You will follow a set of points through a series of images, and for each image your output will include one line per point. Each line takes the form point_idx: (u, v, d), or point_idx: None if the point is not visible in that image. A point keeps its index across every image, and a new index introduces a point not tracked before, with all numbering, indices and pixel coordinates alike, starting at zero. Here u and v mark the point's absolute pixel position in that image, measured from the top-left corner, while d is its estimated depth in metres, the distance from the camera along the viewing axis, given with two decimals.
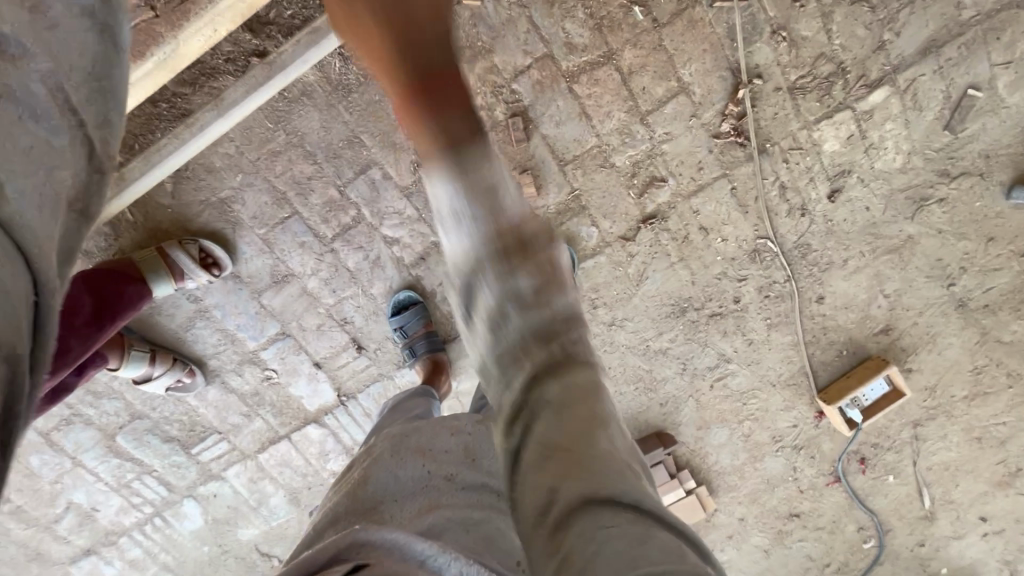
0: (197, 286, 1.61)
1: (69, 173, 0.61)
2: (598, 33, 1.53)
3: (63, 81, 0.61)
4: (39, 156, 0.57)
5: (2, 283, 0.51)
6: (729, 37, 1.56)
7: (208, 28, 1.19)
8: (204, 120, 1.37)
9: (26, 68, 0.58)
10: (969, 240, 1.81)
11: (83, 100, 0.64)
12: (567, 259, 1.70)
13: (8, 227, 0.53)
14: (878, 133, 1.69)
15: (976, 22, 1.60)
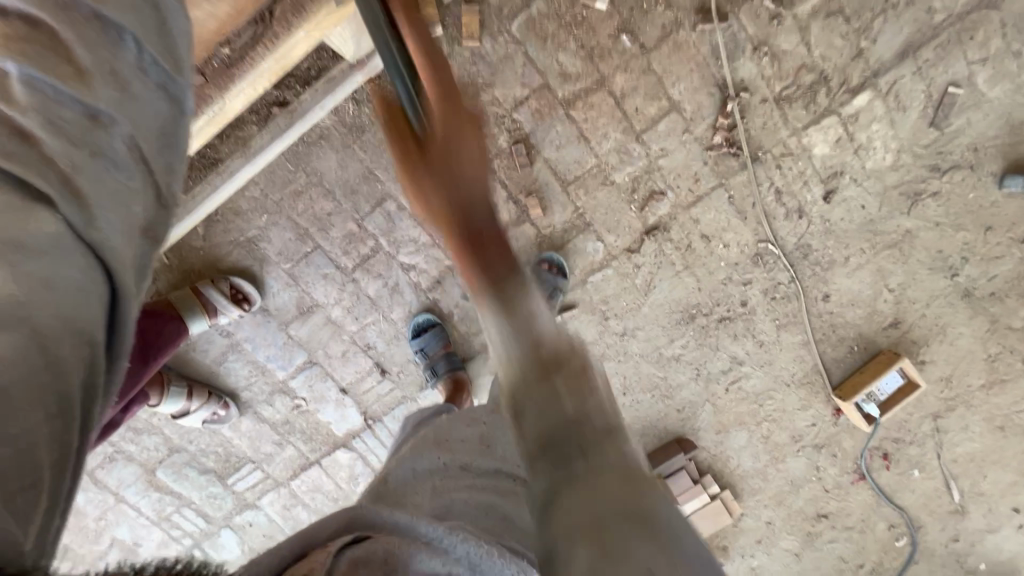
0: (229, 322, 1.71)
1: (140, 208, 0.65)
2: (590, 61, 1.62)
3: (141, 140, 0.65)
4: (120, 196, 0.62)
5: (85, 284, 0.56)
6: (714, 55, 1.64)
7: (249, 88, 1.29)
8: (232, 167, 1.49)
9: (108, 132, 0.63)
10: (967, 230, 1.87)
11: (154, 154, 0.67)
12: (556, 264, 1.76)
13: (93, 246, 0.58)
14: (865, 135, 1.76)
15: (948, 25, 1.68)
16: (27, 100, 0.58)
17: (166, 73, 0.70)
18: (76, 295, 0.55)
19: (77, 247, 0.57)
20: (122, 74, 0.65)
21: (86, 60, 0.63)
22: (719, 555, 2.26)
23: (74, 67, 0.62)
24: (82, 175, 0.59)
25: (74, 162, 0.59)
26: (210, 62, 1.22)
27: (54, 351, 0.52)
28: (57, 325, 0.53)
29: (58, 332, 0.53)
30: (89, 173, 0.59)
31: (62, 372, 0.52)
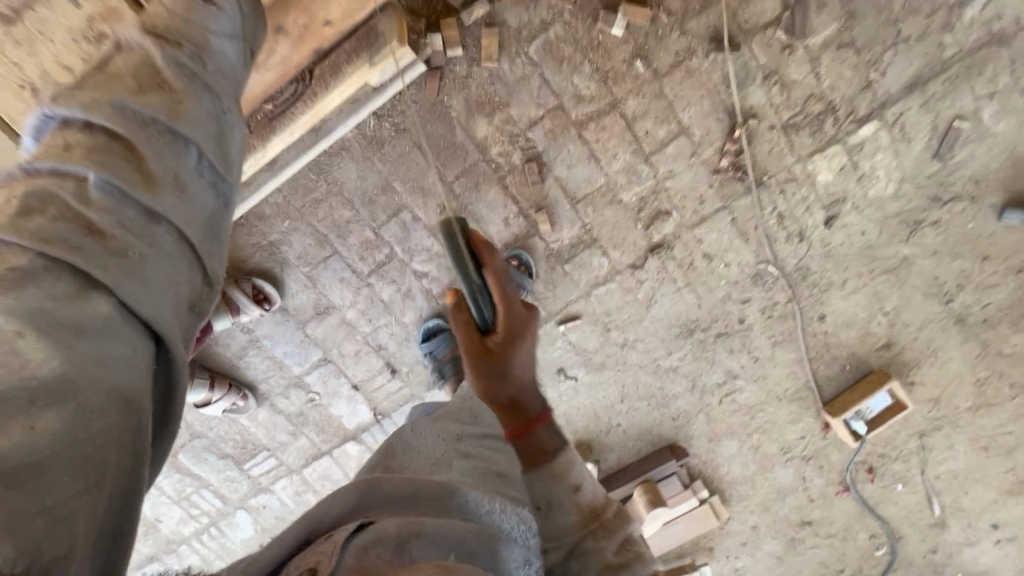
0: (250, 319, 1.81)
1: (188, 288, 0.72)
2: (603, 85, 1.67)
3: (190, 229, 0.73)
4: (173, 280, 0.69)
5: (129, 356, 0.61)
6: (725, 83, 1.69)
7: (285, 137, 1.48)
8: (260, 180, 1.58)
9: (166, 229, 0.70)
10: (963, 259, 1.92)
11: (203, 241, 0.76)
12: (524, 264, 1.84)
13: (147, 322, 0.65)
14: (869, 164, 1.81)
15: (958, 60, 1.71)
16: (99, 202, 0.65)
17: (216, 171, 0.80)
18: (122, 363, 0.60)
19: (125, 322, 0.63)
20: (180, 172, 0.74)
21: (159, 167, 0.72)
22: (704, 554, 2.37)
23: (143, 171, 0.70)
24: (145, 264, 0.66)
25: (141, 253, 0.66)
26: (256, 116, 1.45)
27: (98, 423, 0.56)
28: (101, 397, 0.57)
29: (100, 402, 0.56)
30: (150, 263, 0.67)
31: (107, 439, 0.56)
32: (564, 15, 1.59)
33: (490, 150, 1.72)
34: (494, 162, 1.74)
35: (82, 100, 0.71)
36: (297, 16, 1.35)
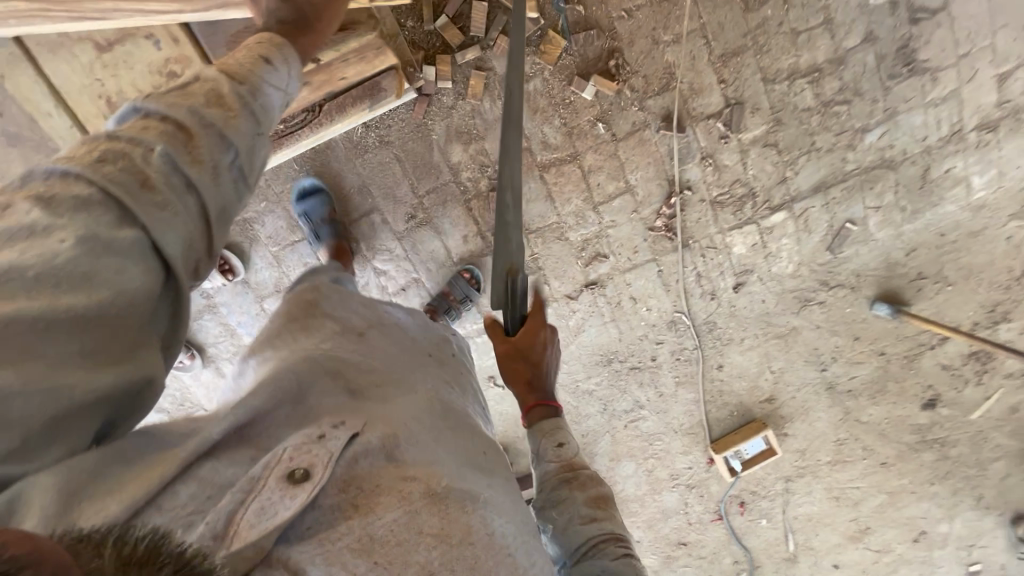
0: (211, 286, 1.93)
1: (201, 243, 0.83)
2: (568, 137, 1.93)
3: (213, 202, 0.83)
4: (189, 232, 0.80)
5: (144, 279, 0.73)
6: (669, 157, 1.98)
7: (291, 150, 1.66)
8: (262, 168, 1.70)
9: (190, 195, 0.81)
10: (840, 336, 2.30)
11: (219, 220, 0.85)
12: (475, 278, 2.01)
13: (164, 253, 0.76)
14: (775, 245, 2.15)
15: (856, 174, 2.08)
16: (155, 169, 0.77)
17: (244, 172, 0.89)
18: (135, 275, 0.72)
19: (147, 249, 0.74)
20: (218, 165, 0.84)
21: (205, 156, 0.82)
22: None
23: (194, 153, 0.82)
24: (170, 212, 0.77)
25: (174, 206, 0.78)
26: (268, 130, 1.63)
27: (104, 315, 0.68)
28: (109, 297, 0.68)
29: (106, 302, 0.68)
30: (172, 220, 0.77)
31: (111, 325, 0.69)
32: (544, 73, 1.85)
33: (462, 174, 1.92)
34: (463, 186, 1.93)
35: (166, 103, 0.84)
36: (321, 74, 1.54)
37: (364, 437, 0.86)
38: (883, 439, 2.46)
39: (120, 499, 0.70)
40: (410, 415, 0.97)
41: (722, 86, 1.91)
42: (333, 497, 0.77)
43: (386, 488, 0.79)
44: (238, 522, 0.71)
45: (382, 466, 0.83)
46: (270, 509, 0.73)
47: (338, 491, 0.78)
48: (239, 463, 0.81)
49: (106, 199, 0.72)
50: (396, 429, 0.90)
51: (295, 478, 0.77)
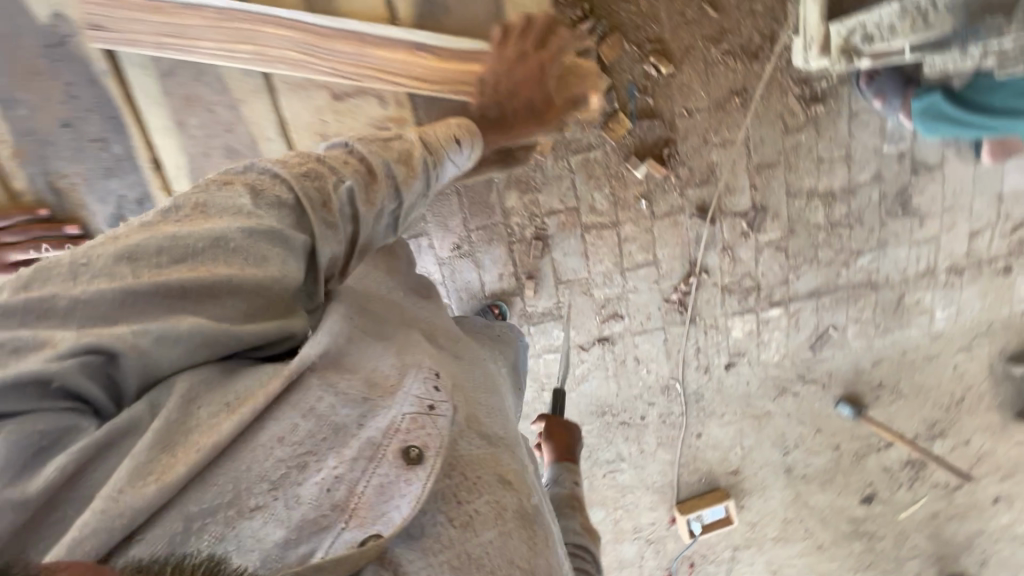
0: None
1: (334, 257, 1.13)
2: (614, 206, 2.11)
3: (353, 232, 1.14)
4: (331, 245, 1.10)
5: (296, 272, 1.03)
6: (694, 241, 2.20)
7: None
8: None
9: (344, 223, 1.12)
10: (805, 426, 2.56)
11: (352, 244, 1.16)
12: (502, 314, 2.18)
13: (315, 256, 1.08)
14: (768, 336, 2.39)
15: (846, 288, 2.36)
16: (338, 195, 1.10)
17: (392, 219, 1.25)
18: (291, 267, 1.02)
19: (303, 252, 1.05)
20: (381, 208, 1.19)
21: (377, 199, 1.17)
22: None
23: (367, 194, 1.15)
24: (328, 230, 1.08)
25: (330, 228, 1.09)
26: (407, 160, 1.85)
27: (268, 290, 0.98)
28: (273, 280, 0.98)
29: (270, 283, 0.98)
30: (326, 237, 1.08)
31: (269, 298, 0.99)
32: (606, 145, 2.03)
33: (512, 219, 2.08)
34: (510, 229, 2.09)
35: (375, 149, 1.23)
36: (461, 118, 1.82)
37: (459, 420, 1.04)
38: (823, 524, 2.73)
39: (240, 468, 0.85)
40: (474, 382, 1.21)
41: (751, 190, 2.15)
42: (439, 485, 0.95)
43: (481, 482, 0.99)
44: (358, 496, 0.88)
45: (479, 451, 1.03)
46: (387, 492, 0.89)
47: (445, 476, 0.96)
48: (352, 400, 0.97)
49: (295, 203, 1.06)
50: (474, 406, 1.12)
51: (410, 458, 0.93)
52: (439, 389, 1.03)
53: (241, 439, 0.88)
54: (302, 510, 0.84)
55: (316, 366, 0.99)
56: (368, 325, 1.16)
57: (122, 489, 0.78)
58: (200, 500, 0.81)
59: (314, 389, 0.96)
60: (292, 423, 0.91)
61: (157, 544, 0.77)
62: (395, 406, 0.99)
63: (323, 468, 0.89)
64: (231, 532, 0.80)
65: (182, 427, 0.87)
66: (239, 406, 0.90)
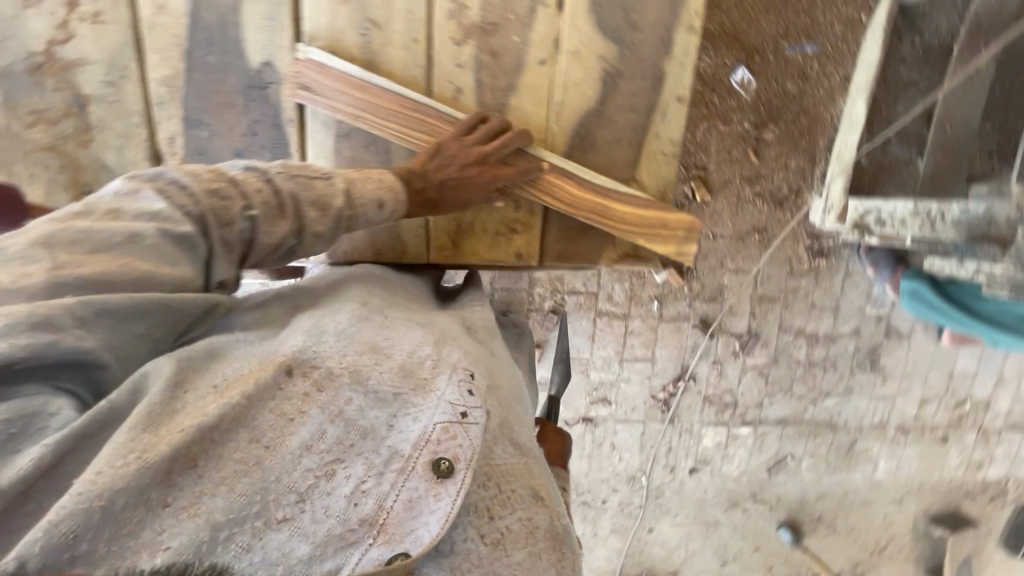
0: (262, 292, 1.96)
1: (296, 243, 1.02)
2: (628, 301, 2.27)
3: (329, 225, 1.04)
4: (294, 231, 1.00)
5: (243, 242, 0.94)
6: (691, 349, 2.37)
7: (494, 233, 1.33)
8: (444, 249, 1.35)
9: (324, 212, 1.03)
10: (746, 541, 2.72)
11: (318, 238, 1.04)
12: None
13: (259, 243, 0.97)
14: (733, 450, 2.55)
15: (810, 423, 2.56)
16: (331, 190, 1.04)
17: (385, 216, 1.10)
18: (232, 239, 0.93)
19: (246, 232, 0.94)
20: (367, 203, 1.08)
21: (368, 193, 1.08)
22: None
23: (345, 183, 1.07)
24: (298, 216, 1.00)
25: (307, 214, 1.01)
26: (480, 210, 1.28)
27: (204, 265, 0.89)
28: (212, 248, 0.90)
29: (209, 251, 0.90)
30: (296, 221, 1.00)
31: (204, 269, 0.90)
32: None
33: (535, 288, 2.20)
34: (532, 297, 2.21)
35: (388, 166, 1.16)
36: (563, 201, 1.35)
37: (491, 425, 0.83)
38: None
39: (267, 475, 0.68)
40: (504, 376, 0.99)
41: (750, 316, 2.36)
42: (473, 496, 0.77)
43: (516, 498, 0.80)
44: (387, 512, 0.72)
45: (513, 461, 0.83)
46: (415, 509, 0.72)
47: (480, 485, 0.78)
48: (380, 400, 0.78)
49: (273, 201, 0.97)
50: (507, 407, 0.90)
51: (441, 470, 0.74)
52: (474, 392, 0.82)
53: (244, 430, 0.69)
54: (327, 525, 0.69)
55: (341, 366, 0.79)
56: (372, 308, 0.96)
57: (97, 475, 0.59)
58: (220, 506, 0.64)
59: (342, 386, 0.77)
60: (319, 427, 0.73)
61: (144, 553, 0.60)
62: (424, 411, 0.78)
63: (353, 476, 0.72)
64: (258, 543, 0.65)
65: (169, 411, 0.68)
66: (236, 393, 0.70)
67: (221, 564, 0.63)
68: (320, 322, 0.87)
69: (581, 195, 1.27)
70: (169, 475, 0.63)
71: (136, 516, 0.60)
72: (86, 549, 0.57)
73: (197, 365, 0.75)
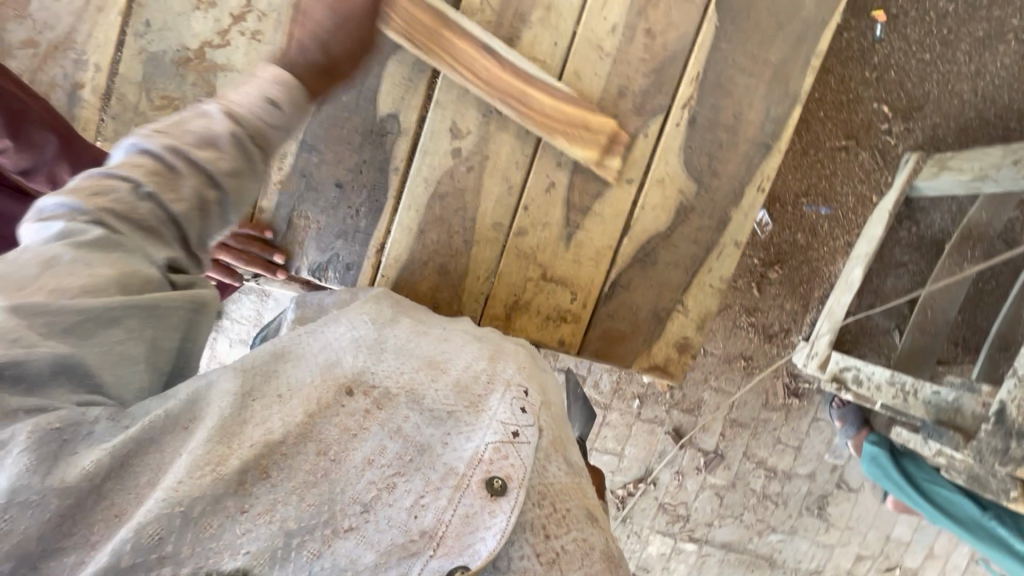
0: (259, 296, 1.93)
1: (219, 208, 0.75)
2: (612, 394, 2.36)
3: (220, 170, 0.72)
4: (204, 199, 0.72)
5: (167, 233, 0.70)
6: (658, 454, 2.42)
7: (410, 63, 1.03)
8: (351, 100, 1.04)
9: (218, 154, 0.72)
10: None
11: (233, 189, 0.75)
12: None
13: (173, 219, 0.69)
14: (674, 563, 2.59)
15: (752, 554, 2.60)
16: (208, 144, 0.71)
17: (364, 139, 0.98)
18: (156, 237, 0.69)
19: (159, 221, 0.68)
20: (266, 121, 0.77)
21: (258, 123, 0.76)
22: None
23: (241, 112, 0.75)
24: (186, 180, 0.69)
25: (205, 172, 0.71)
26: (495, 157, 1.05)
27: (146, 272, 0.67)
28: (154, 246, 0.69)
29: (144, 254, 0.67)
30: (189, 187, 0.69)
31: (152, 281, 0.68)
32: None
33: None
34: None
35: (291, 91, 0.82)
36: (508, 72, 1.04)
37: (546, 442, 0.78)
38: None
39: (335, 487, 0.65)
40: (556, 391, 0.94)
41: (719, 436, 2.43)
42: (528, 514, 0.70)
43: (572, 520, 0.73)
44: (445, 528, 0.67)
45: (568, 479, 0.77)
46: (473, 525, 0.68)
47: (535, 504, 0.71)
48: (435, 418, 0.75)
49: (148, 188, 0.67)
50: (561, 425, 0.84)
51: (494, 489, 0.70)
52: (527, 410, 0.78)
53: (311, 443, 0.67)
54: (390, 535, 0.65)
55: (398, 386, 0.76)
56: (428, 321, 0.94)
57: (178, 484, 0.58)
58: (292, 514, 0.62)
59: (399, 404, 0.74)
60: (380, 443, 0.70)
61: (224, 553, 0.58)
62: (477, 430, 0.75)
63: (412, 491, 0.68)
64: (327, 550, 0.63)
65: (241, 420, 0.66)
66: (301, 410, 0.68)
67: (252, 562, 0.59)
68: (380, 334, 0.84)
69: (515, 76, 1.01)
70: (242, 485, 0.61)
71: (215, 521, 0.59)
72: (171, 552, 0.56)
73: (267, 371, 0.72)
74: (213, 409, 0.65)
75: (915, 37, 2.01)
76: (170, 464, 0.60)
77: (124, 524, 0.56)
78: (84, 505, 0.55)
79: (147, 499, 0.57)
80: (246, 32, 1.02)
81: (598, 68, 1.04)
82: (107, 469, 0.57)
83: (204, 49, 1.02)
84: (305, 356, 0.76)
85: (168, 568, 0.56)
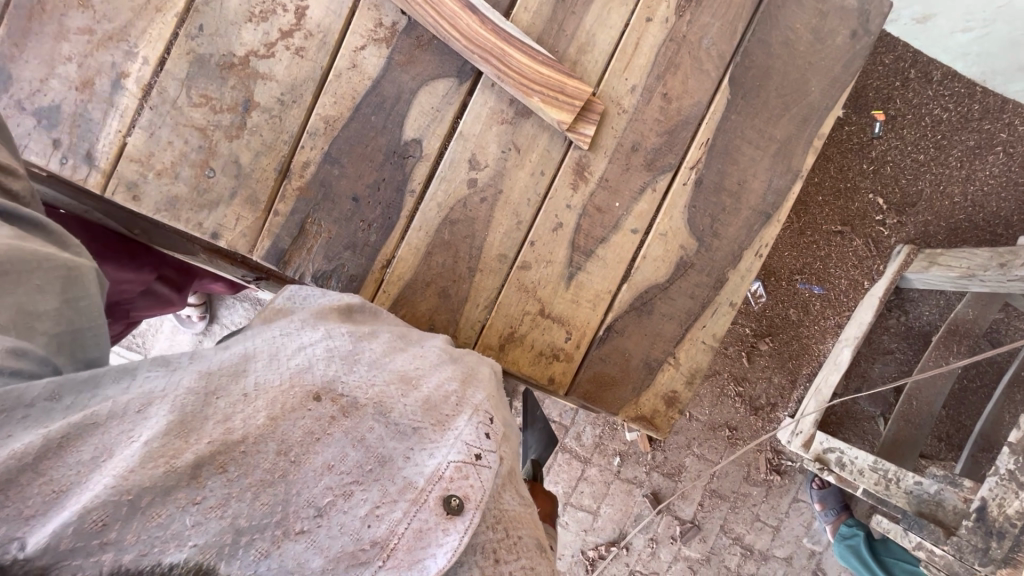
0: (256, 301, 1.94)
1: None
2: (594, 446, 2.34)
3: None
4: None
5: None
6: (633, 518, 2.35)
7: (444, 86, 1.10)
8: (381, 114, 1.10)
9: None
10: None
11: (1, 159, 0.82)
12: None
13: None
14: None
15: None
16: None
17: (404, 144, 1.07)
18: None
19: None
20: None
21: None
22: None
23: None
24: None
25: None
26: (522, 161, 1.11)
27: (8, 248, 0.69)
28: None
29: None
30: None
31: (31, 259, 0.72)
32: None
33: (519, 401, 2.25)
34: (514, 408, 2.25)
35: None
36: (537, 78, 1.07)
37: (503, 471, 0.79)
38: None
39: (291, 488, 0.63)
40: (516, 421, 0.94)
41: (697, 505, 2.37)
42: (480, 537, 0.72)
43: (521, 547, 0.75)
44: (396, 540, 0.67)
45: (520, 510, 0.78)
46: (424, 541, 0.67)
47: (488, 527, 0.73)
48: (399, 433, 0.74)
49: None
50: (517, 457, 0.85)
51: (450, 507, 0.70)
52: (489, 436, 0.79)
53: (273, 441, 0.64)
54: (341, 542, 0.64)
55: (367, 397, 0.74)
56: (403, 338, 0.94)
57: (127, 472, 0.55)
58: (243, 512, 0.60)
59: (365, 415, 0.72)
60: (341, 450, 0.68)
61: (170, 545, 0.56)
62: (441, 447, 0.75)
63: (368, 501, 0.67)
64: (275, 552, 0.60)
65: (201, 414, 0.63)
66: (263, 412, 0.66)
67: (194, 559, 0.56)
68: (356, 346, 0.82)
69: (550, 73, 1.05)
70: (195, 476, 0.58)
71: (162, 513, 0.56)
72: (115, 539, 0.53)
73: (236, 369, 0.70)
74: (171, 400, 0.63)
75: (912, 138, 2.13)
76: (118, 447, 0.58)
77: (66, 506, 0.53)
78: (18, 482, 0.52)
79: (91, 485, 0.54)
80: (292, 47, 1.08)
81: (616, 122, 1.11)
82: (42, 450, 0.54)
83: (249, 57, 1.07)
84: (277, 357, 0.74)
85: (111, 556, 0.53)
